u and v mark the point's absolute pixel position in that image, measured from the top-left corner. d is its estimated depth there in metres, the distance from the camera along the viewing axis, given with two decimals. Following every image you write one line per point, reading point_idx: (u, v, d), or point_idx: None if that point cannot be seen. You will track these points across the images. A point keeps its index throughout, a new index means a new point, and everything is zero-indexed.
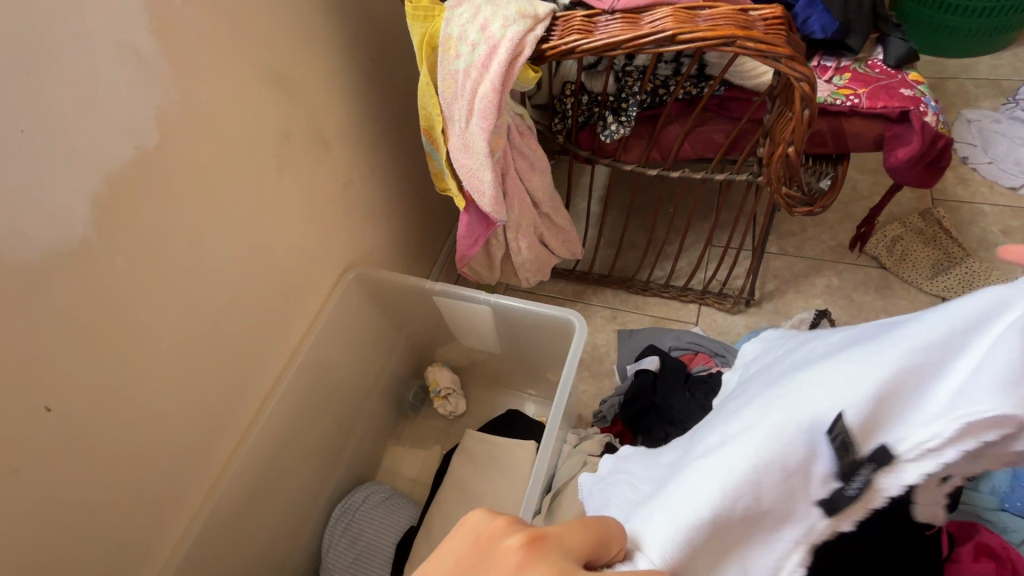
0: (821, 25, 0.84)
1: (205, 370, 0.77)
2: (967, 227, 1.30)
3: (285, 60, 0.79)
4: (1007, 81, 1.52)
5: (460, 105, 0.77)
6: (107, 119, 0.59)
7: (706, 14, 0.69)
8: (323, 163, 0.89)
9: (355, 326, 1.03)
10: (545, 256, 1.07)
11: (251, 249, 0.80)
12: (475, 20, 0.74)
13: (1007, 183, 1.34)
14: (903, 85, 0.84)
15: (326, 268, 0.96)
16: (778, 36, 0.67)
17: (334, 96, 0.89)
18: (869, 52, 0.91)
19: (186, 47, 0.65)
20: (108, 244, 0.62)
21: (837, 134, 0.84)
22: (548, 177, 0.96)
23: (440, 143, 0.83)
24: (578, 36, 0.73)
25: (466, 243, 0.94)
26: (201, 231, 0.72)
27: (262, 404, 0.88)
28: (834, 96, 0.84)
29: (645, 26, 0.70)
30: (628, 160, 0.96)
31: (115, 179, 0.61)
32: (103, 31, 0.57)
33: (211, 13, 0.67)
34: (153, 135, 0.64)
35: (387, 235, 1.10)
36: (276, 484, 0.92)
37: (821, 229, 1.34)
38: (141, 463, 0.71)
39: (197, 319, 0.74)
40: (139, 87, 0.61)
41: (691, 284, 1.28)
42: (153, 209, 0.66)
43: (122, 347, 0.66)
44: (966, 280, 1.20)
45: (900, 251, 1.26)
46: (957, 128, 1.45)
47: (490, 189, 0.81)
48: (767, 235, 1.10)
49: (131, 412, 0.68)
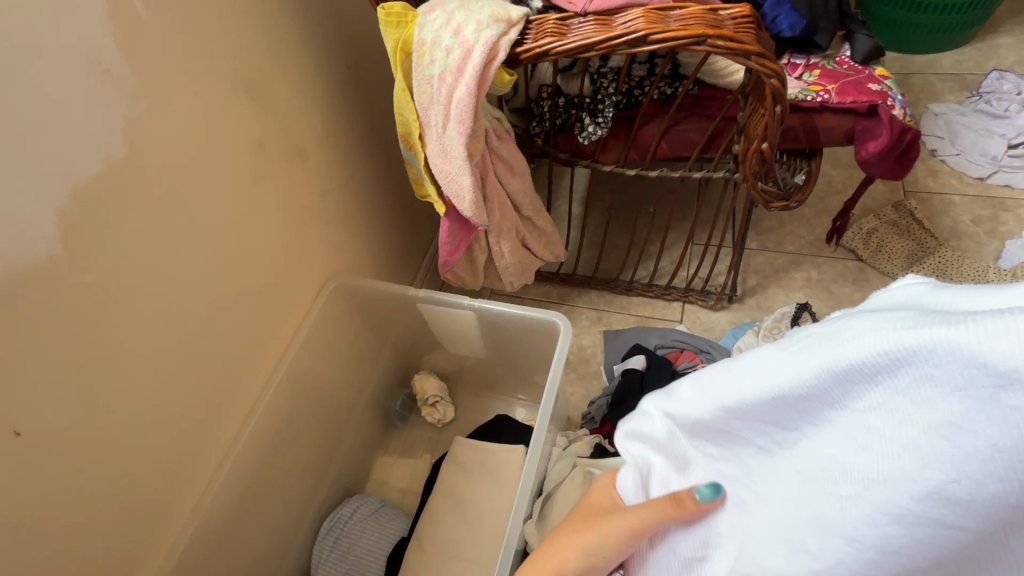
0: (790, 23, 0.85)
1: (180, 387, 0.75)
2: (939, 217, 1.33)
3: (257, 68, 0.78)
4: (970, 75, 1.57)
5: (436, 110, 0.76)
6: (71, 134, 0.57)
7: (677, 14, 0.69)
8: (299, 173, 0.88)
9: (338, 336, 1.01)
10: (528, 259, 1.08)
11: (227, 262, 0.78)
12: (448, 25, 0.73)
13: (974, 174, 1.37)
14: (870, 80, 0.85)
15: (306, 279, 0.94)
16: (748, 34, 0.67)
17: (309, 105, 0.88)
18: (836, 49, 0.90)
19: (150, 57, 0.64)
20: (75, 262, 0.60)
21: (809, 130, 0.85)
22: (528, 180, 0.96)
23: (418, 149, 0.83)
24: (551, 38, 0.73)
25: (448, 249, 0.94)
26: (173, 246, 0.70)
27: (244, 420, 0.86)
28: (804, 93, 0.85)
29: (618, 27, 0.70)
30: (606, 161, 0.96)
31: (82, 193, 0.59)
32: (64, 43, 0.56)
33: (177, 22, 0.66)
34: (122, 149, 0.62)
35: (368, 244, 1.09)
36: (260, 502, 0.90)
37: (799, 224, 1.37)
38: (117, 485, 0.69)
39: (173, 335, 0.72)
40: (103, 99, 0.60)
41: (674, 283, 1.29)
42: (122, 225, 0.64)
43: (91, 369, 0.63)
44: (940, 269, 1.23)
45: (876, 242, 1.29)
46: (925, 122, 1.49)
47: (469, 193, 0.82)
48: (746, 232, 1.12)
49: (101, 434, 0.66)
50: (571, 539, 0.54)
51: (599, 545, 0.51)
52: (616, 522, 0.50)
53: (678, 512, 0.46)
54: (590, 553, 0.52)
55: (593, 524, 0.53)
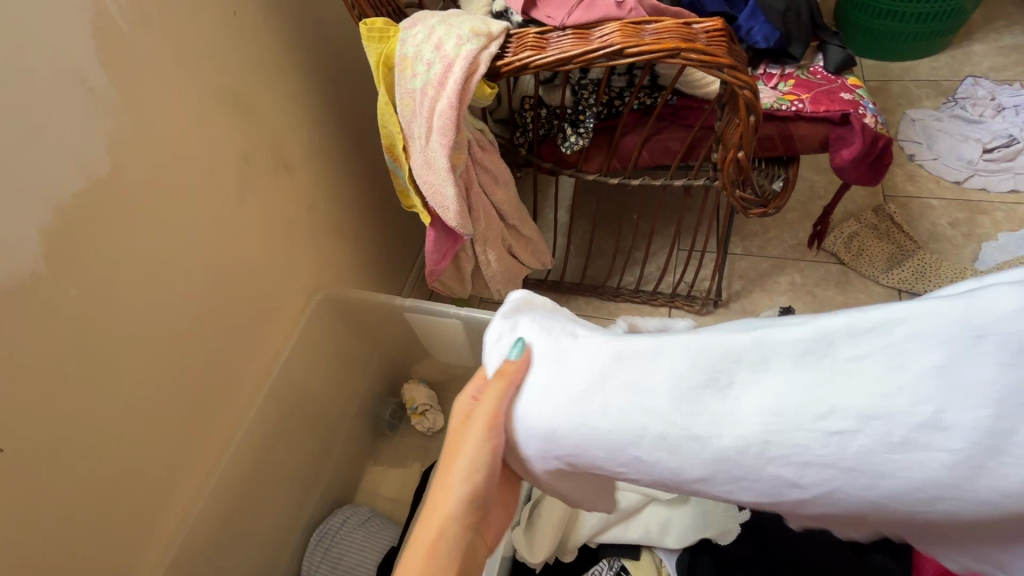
0: (764, 35, 0.87)
1: (166, 400, 0.75)
2: (918, 221, 1.35)
3: (241, 83, 0.79)
4: (947, 82, 1.61)
5: (419, 123, 0.78)
6: (55, 151, 0.58)
7: (652, 28, 0.71)
8: (285, 185, 0.89)
9: (326, 346, 1.02)
10: (515, 267, 1.09)
11: (212, 274, 0.79)
12: (429, 39, 0.75)
13: (952, 178, 1.40)
14: (843, 89, 0.87)
15: (294, 290, 0.95)
16: (720, 47, 0.69)
17: (294, 118, 0.89)
18: (810, 59, 0.93)
19: (133, 73, 0.65)
20: (59, 278, 0.60)
21: (785, 138, 0.87)
22: (512, 190, 0.98)
23: (402, 161, 0.84)
24: (531, 52, 0.75)
25: (434, 258, 0.95)
26: (158, 259, 0.71)
27: (231, 432, 0.87)
28: (778, 102, 0.87)
29: (595, 41, 0.72)
30: (589, 170, 0.98)
31: (66, 209, 0.60)
32: (47, 62, 0.56)
33: (161, 40, 0.67)
34: (106, 165, 0.63)
35: (355, 254, 1.09)
36: (248, 514, 0.90)
37: (782, 229, 1.39)
38: (102, 498, 0.69)
39: (158, 348, 0.73)
40: (86, 116, 0.60)
41: (660, 288, 1.30)
42: (106, 240, 0.64)
43: (76, 383, 0.64)
44: (918, 271, 1.25)
45: (857, 246, 1.31)
46: (903, 127, 1.51)
47: (453, 204, 0.83)
48: (728, 237, 1.14)
49: (86, 448, 0.66)
50: (445, 476, 0.49)
51: (472, 466, 0.48)
52: (474, 433, 0.47)
53: (508, 380, 0.46)
54: (466, 477, 0.48)
55: (456, 447, 0.49)
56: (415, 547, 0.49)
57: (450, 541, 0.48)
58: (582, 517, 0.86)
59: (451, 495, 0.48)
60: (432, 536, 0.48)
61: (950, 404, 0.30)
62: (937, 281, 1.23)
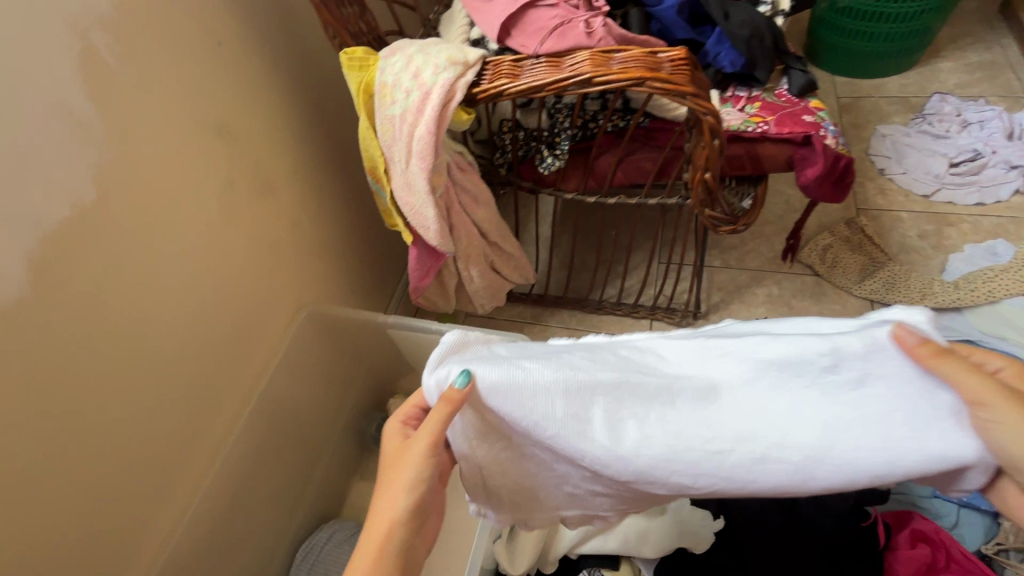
0: (730, 60, 0.92)
1: (151, 419, 0.76)
2: (889, 233, 1.40)
3: (225, 109, 0.81)
4: (915, 98, 1.66)
5: (399, 147, 0.80)
6: (42, 180, 0.60)
7: (619, 57, 0.74)
8: (269, 207, 0.91)
9: (312, 363, 1.03)
10: (497, 282, 1.11)
11: (198, 294, 0.81)
12: (408, 68, 0.78)
13: (921, 192, 1.45)
14: (805, 111, 0.92)
15: (279, 308, 0.97)
16: (684, 75, 0.73)
17: (278, 141, 0.91)
18: (775, 82, 0.97)
19: (119, 103, 0.67)
20: (45, 302, 0.62)
21: (752, 158, 0.91)
22: (493, 208, 1.00)
23: (384, 183, 0.86)
24: (506, 79, 0.78)
25: (417, 275, 0.97)
26: (144, 281, 0.73)
27: (216, 450, 0.88)
28: (745, 123, 0.90)
29: (567, 69, 0.75)
30: (567, 189, 1.01)
31: (51, 236, 0.62)
32: (36, 96, 0.59)
33: (145, 70, 0.70)
34: (91, 192, 0.65)
35: (340, 271, 1.11)
36: (234, 530, 0.90)
37: (759, 242, 1.43)
38: (87, 518, 0.70)
39: (143, 368, 0.74)
40: (73, 145, 0.63)
41: (641, 301, 1.33)
42: (93, 265, 0.66)
43: (60, 404, 0.65)
44: (889, 282, 1.29)
45: (831, 258, 1.35)
46: (874, 142, 1.57)
47: (434, 224, 0.86)
48: (703, 251, 1.17)
49: (70, 468, 0.67)
50: (387, 490, 0.51)
51: (416, 477, 0.51)
52: (416, 449, 0.51)
53: (451, 405, 0.49)
54: (412, 487, 0.51)
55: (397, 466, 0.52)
56: (359, 557, 0.50)
57: (397, 543, 0.50)
58: (560, 530, 0.87)
59: (395, 505, 0.50)
60: (377, 547, 0.50)
61: (829, 417, 0.43)
62: (905, 292, 1.26)
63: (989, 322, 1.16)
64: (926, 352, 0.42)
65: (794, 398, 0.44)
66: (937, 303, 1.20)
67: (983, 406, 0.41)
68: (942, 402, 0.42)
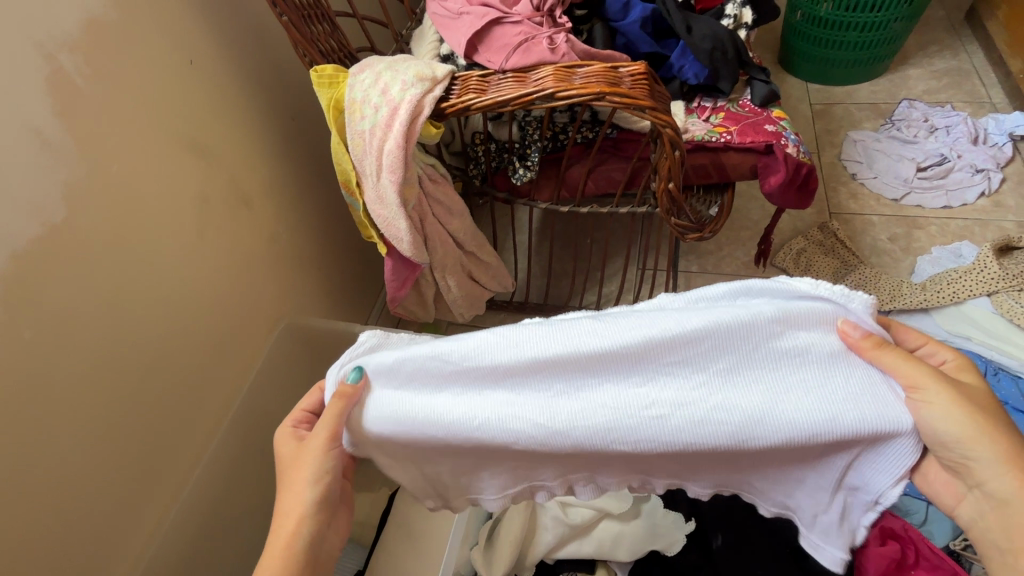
0: (694, 72, 0.95)
1: (126, 434, 0.77)
2: (861, 236, 1.43)
3: (199, 126, 0.82)
4: (885, 104, 1.71)
5: (370, 161, 0.82)
6: (11, 200, 0.61)
7: (582, 72, 0.76)
8: (245, 221, 0.92)
9: (291, 374, 1.04)
10: (475, 291, 1.13)
11: (173, 309, 0.81)
12: (376, 85, 0.80)
13: (890, 196, 1.49)
14: (767, 121, 0.94)
15: (257, 321, 0.97)
16: (642, 89, 0.75)
17: (253, 157, 0.93)
18: (739, 93, 1.00)
19: (90, 123, 0.68)
20: (15, 319, 0.63)
21: (717, 167, 0.93)
22: (468, 219, 1.02)
23: (357, 196, 0.88)
24: (473, 94, 0.80)
25: (394, 285, 0.98)
26: (117, 297, 0.74)
27: (193, 463, 0.88)
28: (709, 133, 0.93)
29: (532, 84, 0.77)
30: (541, 199, 1.03)
31: (21, 255, 0.63)
32: (6, 119, 0.60)
33: (116, 91, 0.71)
34: (61, 211, 0.66)
35: (318, 283, 1.13)
36: (213, 543, 0.91)
37: (735, 247, 1.45)
38: (60, 534, 0.70)
39: (117, 383, 0.75)
40: (44, 165, 0.64)
41: (620, 307, 1.35)
42: (64, 282, 0.67)
43: (33, 421, 0.66)
44: (860, 285, 1.31)
45: (805, 262, 1.38)
46: (845, 147, 1.60)
47: (406, 235, 0.87)
48: (676, 258, 1.20)
49: (43, 484, 0.68)
50: (292, 488, 0.56)
51: (319, 470, 0.57)
52: (315, 446, 0.56)
53: (348, 398, 0.56)
54: (314, 480, 0.56)
55: (300, 463, 0.57)
56: (270, 549, 0.54)
57: (306, 531, 0.55)
58: (538, 535, 0.89)
59: (300, 498, 0.56)
60: (286, 538, 0.54)
61: (770, 396, 0.49)
62: (877, 294, 1.27)
63: (954, 322, 1.20)
64: (870, 343, 0.48)
65: (742, 374, 0.50)
66: (904, 305, 1.23)
67: (917, 389, 0.48)
68: (870, 376, 0.49)
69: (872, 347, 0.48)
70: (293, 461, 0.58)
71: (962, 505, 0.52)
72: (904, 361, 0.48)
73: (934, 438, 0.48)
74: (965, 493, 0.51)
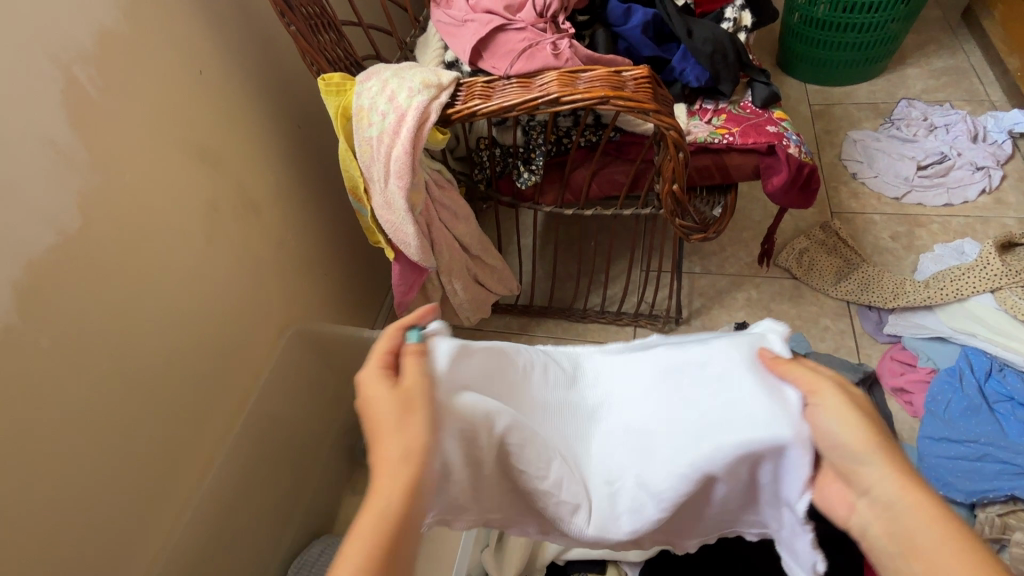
0: (695, 74, 0.96)
1: (139, 441, 0.78)
2: (863, 235, 1.44)
3: (208, 136, 0.84)
4: (884, 104, 1.72)
5: (377, 167, 0.83)
6: (27, 211, 0.62)
7: (586, 77, 0.77)
8: (254, 229, 0.93)
9: (300, 380, 1.05)
10: (482, 294, 1.14)
11: (184, 317, 0.82)
12: (383, 92, 0.81)
13: (892, 195, 1.49)
14: (769, 122, 0.95)
15: (265, 327, 0.98)
16: (646, 93, 0.76)
17: (261, 165, 0.94)
18: (740, 94, 1.01)
19: (103, 135, 0.69)
20: (32, 328, 0.64)
21: (720, 168, 0.94)
22: (473, 223, 1.03)
23: (364, 202, 0.89)
24: (478, 100, 0.81)
25: (401, 290, 0.99)
26: (130, 305, 0.74)
27: (204, 469, 0.89)
28: (711, 135, 0.94)
29: (537, 89, 0.78)
30: (545, 203, 1.04)
31: (35, 265, 0.64)
32: (22, 132, 0.61)
33: (128, 102, 0.72)
34: (75, 221, 0.67)
35: (326, 289, 1.14)
36: (224, 548, 0.91)
37: (738, 247, 1.46)
38: (73, 541, 0.71)
39: (130, 391, 0.76)
40: (58, 176, 0.65)
41: (624, 308, 1.36)
42: (78, 291, 0.68)
43: (49, 429, 0.67)
44: (864, 283, 1.32)
45: (808, 261, 1.38)
46: (845, 147, 1.61)
47: (414, 240, 0.88)
48: (680, 258, 1.20)
49: (58, 491, 0.68)
50: (409, 427, 0.48)
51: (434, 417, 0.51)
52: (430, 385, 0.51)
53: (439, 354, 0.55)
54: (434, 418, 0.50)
55: (414, 402, 0.49)
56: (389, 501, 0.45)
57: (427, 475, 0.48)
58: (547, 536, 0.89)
59: (423, 435, 0.48)
60: (413, 483, 0.46)
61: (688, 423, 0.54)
62: (880, 293, 1.28)
63: (958, 319, 1.20)
64: (774, 360, 0.54)
65: (668, 407, 0.57)
66: (909, 302, 1.24)
67: (817, 394, 0.50)
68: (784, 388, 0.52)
69: (778, 362, 0.53)
70: (402, 402, 0.49)
71: (854, 515, 0.49)
72: (806, 373, 0.51)
73: (827, 442, 0.49)
74: (856, 501, 0.49)
